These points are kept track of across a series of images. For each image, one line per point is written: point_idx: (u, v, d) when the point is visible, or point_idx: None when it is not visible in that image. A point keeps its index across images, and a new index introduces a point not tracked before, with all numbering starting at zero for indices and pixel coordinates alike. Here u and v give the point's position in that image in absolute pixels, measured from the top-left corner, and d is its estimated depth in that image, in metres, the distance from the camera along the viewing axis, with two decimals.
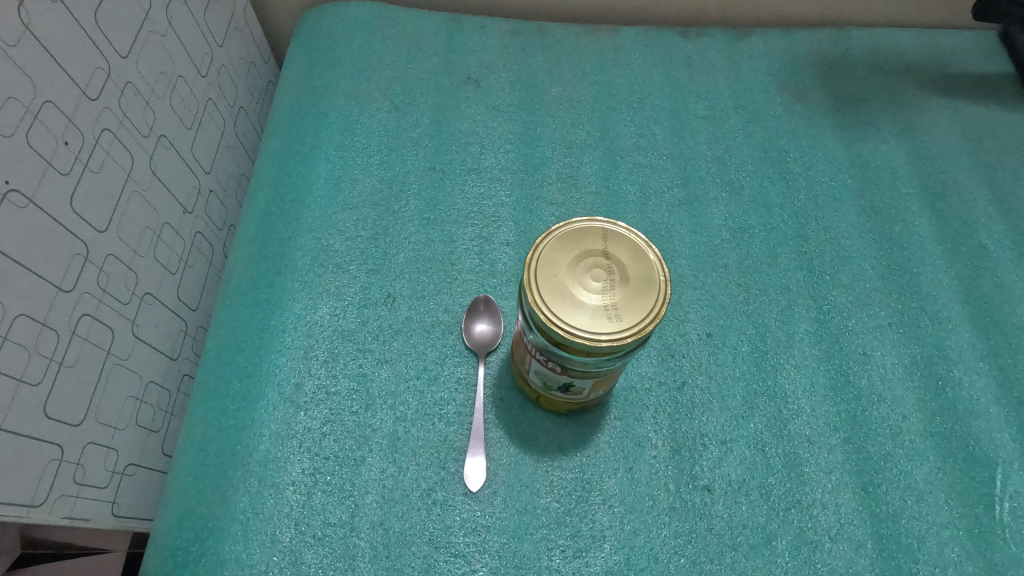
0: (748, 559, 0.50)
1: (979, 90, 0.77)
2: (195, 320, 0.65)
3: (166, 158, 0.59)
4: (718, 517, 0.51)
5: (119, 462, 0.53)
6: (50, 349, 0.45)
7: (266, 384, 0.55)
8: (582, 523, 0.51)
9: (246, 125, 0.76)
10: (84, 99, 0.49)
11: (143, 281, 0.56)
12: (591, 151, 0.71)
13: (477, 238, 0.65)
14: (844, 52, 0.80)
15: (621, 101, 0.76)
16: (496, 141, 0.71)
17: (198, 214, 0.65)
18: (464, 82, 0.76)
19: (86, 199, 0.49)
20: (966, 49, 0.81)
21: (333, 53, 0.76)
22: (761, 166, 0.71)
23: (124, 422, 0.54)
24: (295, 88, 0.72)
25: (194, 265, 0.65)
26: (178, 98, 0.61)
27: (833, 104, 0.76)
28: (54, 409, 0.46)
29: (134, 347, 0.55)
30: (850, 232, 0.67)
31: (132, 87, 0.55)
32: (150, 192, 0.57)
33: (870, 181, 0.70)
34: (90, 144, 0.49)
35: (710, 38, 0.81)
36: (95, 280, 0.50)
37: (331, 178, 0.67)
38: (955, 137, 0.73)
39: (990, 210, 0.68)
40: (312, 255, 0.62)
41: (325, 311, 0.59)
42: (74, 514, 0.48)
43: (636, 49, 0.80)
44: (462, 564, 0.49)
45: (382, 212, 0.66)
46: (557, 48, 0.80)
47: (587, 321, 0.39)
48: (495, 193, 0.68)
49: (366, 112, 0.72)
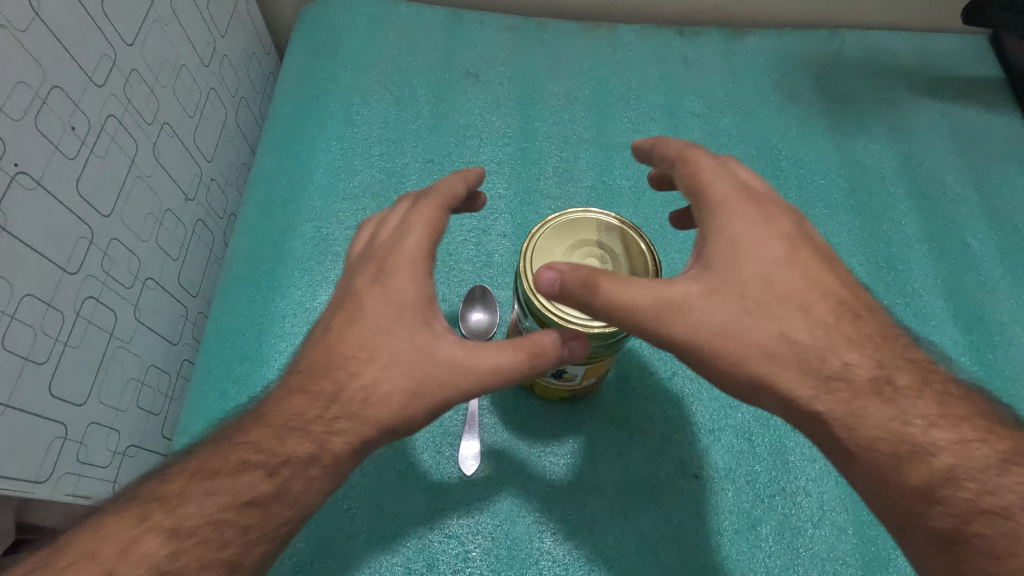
0: (733, 543, 0.51)
1: (971, 92, 0.79)
2: (195, 306, 0.66)
3: (169, 146, 0.60)
4: (705, 502, 0.53)
5: (120, 442, 0.54)
6: (55, 330, 0.46)
7: (266, 369, 0.57)
8: (573, 507, 0.52)
9: (247, 115, 0.77)
10: (91, 86, 0.50)
11: (145, 266, 0.57)
12: (587, 146, 0.73)
13: (474, 229, 0.66)
14: (837, 52, 0.82)
15: (618, 97, 0.77)
16: (494, 135, 0.73)
17: (200, 201, 0.66)
18: (464, 75, 0.77)
19: (92, 183, 0.50)
20: (956, 52, 0.82)
21: (335, 45, 0.77)
22: (754, 163, 0.73)
23: (126, 404, 0.55)
24: (297, 81, 0.73)
25: (195, 252, 0.65)
26: (181, 87, 0.62)
27: (825, 105, 0.78)
28: (59, 388, 0.47)
29: (136, 330, 0.56)
30: (838, 230, 0.69)
31: (137, 74, 0.55)
32: (153, 179, 0.58)
33: (860, 180, 0.72)
34: (96, 130, 0.50)
35: (707, 37, 0.83)
36: (100, 263, 0.51)
37: (331, 168, 0.68)
38: (944, 138, 0.75)
39: (975, 210, 0.70)
40: (312, 244, 0.64)
41: (325, 299, 0.61)
42: (76, 491, 0.50)
43: (633, 46, 0.81)
44: (455, 545, 0.50)
45: (381, 202, 0.67)
46: (556, 43, 0.81)
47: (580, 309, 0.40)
48: (494, 186, 0.69)
49: (365, 104, 0.73)
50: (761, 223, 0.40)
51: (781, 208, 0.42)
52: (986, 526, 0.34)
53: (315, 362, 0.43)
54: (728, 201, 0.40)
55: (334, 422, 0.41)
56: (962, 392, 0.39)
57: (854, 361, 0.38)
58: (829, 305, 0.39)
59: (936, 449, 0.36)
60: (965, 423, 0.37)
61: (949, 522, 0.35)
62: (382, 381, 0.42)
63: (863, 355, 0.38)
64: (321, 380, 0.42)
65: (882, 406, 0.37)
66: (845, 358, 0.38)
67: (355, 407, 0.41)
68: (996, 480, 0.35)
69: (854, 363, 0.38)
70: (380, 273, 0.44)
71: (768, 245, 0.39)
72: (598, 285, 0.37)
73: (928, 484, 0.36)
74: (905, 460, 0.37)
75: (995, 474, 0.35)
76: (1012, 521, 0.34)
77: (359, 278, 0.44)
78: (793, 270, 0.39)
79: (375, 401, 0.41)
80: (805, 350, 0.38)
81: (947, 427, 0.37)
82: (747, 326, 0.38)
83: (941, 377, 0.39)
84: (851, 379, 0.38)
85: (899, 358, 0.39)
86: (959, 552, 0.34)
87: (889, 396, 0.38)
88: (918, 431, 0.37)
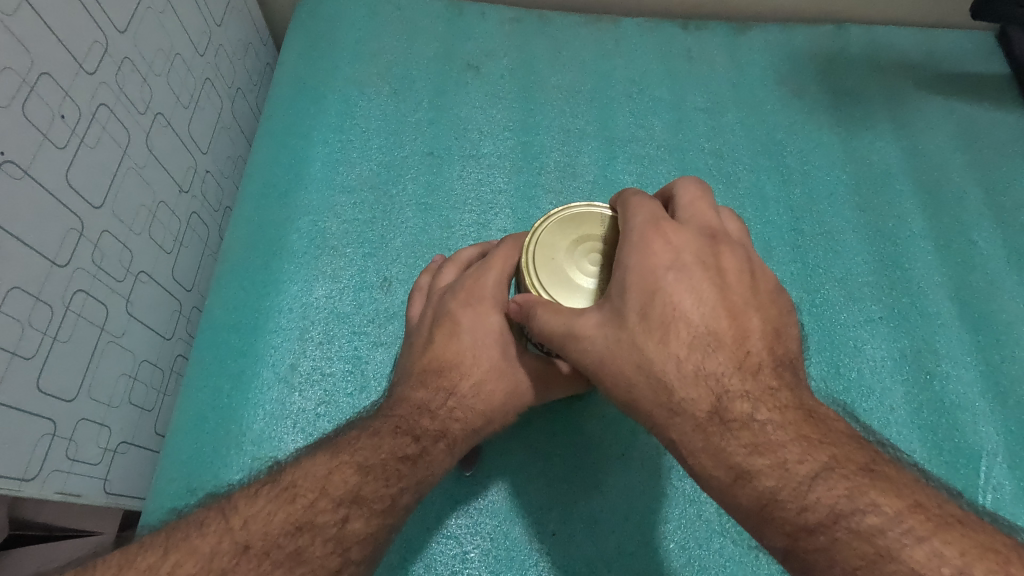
0: (737, 545, 0.50)
1: (979, 89, 0.78)
2: (190, 300, 0.65)
3: (163, 137, 0.59)
4: (708, 503, 0.52)
5: (112, 439, 0.53)
6: (44, 324, 0.45)
7: (262, 364, 0.56)
8: (572, 507, 0.51)
9: (243, 107, 0.75)
10: (81, 73, 0.48)
11: (137, 260, 0.56)
12: (590, 140, 0.72)
13: (475, 223, 0.65)
14: (843, 48, 0.81)
15: (621, 91, 0.76)
16: (495, 127, 0.71)
17: (195, 194, 0.65)
18: (465, 68, 0.75)
19: (83, 174, 0.49)
20: (963, 48, 0.81)
21: (333, 37, 0.75)
22: (758, 159, 0.72)
23: (118, 400, 0.54)
24: (295, 72, 0.72)
25: (190, 246, 0.64)
26: (176, 76, 0.61)
27: (831, 100, 0.76)
28: (48, 384, 0.46)
29: (128, 325, 0.55)
30: (843, 226, 0.68)
31: (129, 63, 0.54)
32: (146, 170, 0.57)
33: (865, 176, 0.71)
34: (87, 119, 0.49)
35: (710, 31, 0.81)
36: (91, 256, 0.50)
37: (329, 160, 0.67)
38: (950, 135, 0.74)
39: (982, 208, 0.69)
40: (309, 238, 0.63)
41: (321, 293, 0.60)
42: (66, 490, 0.48)
43: (636, 39, 0.80)
44: (454, 545, 0.50)
45: (380, 195, 0.66)
46: (558, 36, 0.79)
47: (565, 311, 0.40)
48: (494, 180, 0.68)
49: (364, 96, 0.72)
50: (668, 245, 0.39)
51: (709, 244, 0.40)
52: (810, 545, 0.34)
53: (428, 366, 0.49)
54: (641, 237, 0.39)
55: (453, 411, 0.48)
56: (792, 407, 0.38)
57: (689, 394, 0.38)
58: (694, 334, 0.38)
59: (755, 473, 0.36)
60: (787, 442, 0.36)
61: (783, 540, 0.35)
62: (487, 381, 0.49)
63: (696, 384, 0.38)
64: (438, 377, 0.49)
65: (716, 432, 0.37)
66: (680, 389, 0.38)
67: (468, 400, 0.48)
68: (811, 497, 0.35)
69: (688, 395, 0.38)
70: (472, 292, 0.50)
71: (671, 279, 0.38)
72: (534, 313, 0.41)
73: (758, 504, 0.36)
74: (735, 483, 0.37)
75: (810, 489, 0.35)
76: (829, 536, 0.34)
77: (452, 299, 0.51)
78: (685, 303, 0.38)
79: (481, 397, 0.48)
80: (661, 382, 0.38)
81: (770, 450, 0.36)
82: (634, 353, 0.38)
83: (776, 396, 0.38)
84: (688, 412, 0.38)
85: (730, 378, 0.38)
86: (817, 546, 0.34)
87: (715, 427, 0.37)
88: (740, 457, 0.37)
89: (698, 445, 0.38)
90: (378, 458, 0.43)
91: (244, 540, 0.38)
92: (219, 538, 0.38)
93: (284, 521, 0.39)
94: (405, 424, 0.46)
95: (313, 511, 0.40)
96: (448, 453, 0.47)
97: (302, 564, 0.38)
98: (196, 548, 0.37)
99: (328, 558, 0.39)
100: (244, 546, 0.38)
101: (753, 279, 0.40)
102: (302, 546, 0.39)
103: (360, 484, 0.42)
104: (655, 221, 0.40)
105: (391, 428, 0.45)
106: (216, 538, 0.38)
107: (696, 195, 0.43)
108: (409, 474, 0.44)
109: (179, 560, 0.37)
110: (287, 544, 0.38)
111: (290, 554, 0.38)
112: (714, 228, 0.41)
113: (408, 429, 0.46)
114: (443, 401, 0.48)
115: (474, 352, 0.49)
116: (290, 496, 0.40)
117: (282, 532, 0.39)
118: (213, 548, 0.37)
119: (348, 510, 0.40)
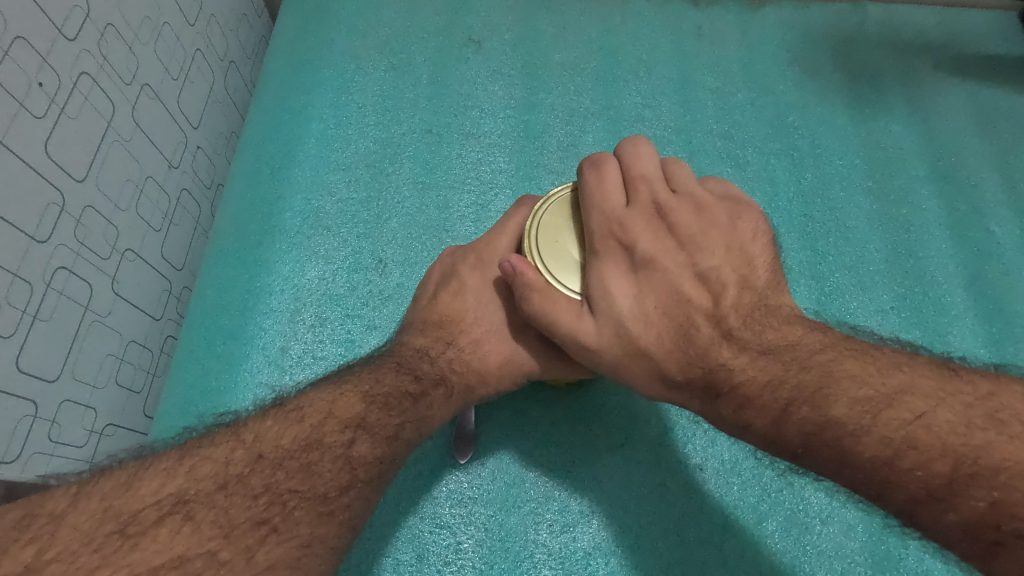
0: (739, 540, 0.49)
1: (1000, 71, 0.75)
2: (180, 280, 0.63)
3: (150, 108, 0.57)
4: (709, 495, 0.50)
5: (97, 421, 0.52)
6: (22, 302, 0.44)
7: (251, 347, 0.55)
8: (571, 498, 0.50)
9: (236, 81, 0.73)
10: (60, 39, 0.46)
11: (124, 237, 0.54)
12: (594, 119, 0.69)
13: (473, 205, 0.63)
14: (859, 27, 0.78)
15: (627, 68, 0.73)
16: (495, 106, 0.69)
17: (185, 169, 0.63)
18: (465, 43, 0.73)
19: (63, 145, 0.46)
20: (985, 29, 0.78)
21: (330, 11, 0.73)
22: (768, 142, 0.69)
23: (103, 381, 0.52)
24: (289, 47, 0.70)
25: (180, 224, 0.62)
26: (164, 46, 0.58)
27: (846, 81, 0.73)
28: (27, 363, 0.44)
29: (114, 304, 0.53)
30: (855, 212, 0.65)
31: (114, 29, 0.52)
32: (133, 143, 0.54)
33: (880, 161, 0.68)
34: (67, 89, 0.47)
35: (722, 8, 0.78)
36: (72, 232, 0.48)
37: (322, 137, 0.65)
38: (968, 119, 0.71)
39: (1000, 195, 0.66)
40: (302, 217, 0.61)
41: (314, 274, 0.58)
42: (49, 473, 0.47)
43: (645, 15, 0.77)
44: (447, 536, 0.48)
45: (375, 173, 0.64)
46: (563, 11, 0.76)
47: None
48: (494, 159, 0.65)
49: (360, 70, 0.70)
50: (625, 251, 0.41)
51: (660, 222, 0.42)
52: None
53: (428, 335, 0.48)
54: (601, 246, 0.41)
55: (452, 363, 0.46)
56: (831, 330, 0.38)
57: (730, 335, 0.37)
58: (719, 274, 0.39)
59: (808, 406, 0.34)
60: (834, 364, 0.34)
61: None
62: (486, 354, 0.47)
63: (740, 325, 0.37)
64: (439, 330, 0.48)
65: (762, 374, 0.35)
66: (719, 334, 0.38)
67: (468, 356, 0.47)
68: None
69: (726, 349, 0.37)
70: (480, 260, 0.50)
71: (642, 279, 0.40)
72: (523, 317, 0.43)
73: None
74: None
75: None
76: None
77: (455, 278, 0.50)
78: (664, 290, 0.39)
79: (479, 357, 0.47)
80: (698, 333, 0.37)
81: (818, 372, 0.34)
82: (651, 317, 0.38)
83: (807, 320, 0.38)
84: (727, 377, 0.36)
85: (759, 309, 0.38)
86: None
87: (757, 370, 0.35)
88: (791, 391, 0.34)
89: (752, 393, 0.35)
90: (382, 390, 0.41)
91: (258, 449, 0.35)
92: (232, 448, 0.35)
93: (295, 437, 0.36)
94: (406, 364, 0.45)
95: (321, 431, 0.37)
96: (448, 400, 0.44)
97: (314, 476, 0.35)
98: (210, 455, 0.34)
99: (339, 474, 0.35)
100: (257, 456, 0.34)
101: (705, 233, 0.42)
102: (313, 460, 0.35)
103: (366, 410, 0.39)
104: (607, 226, 0.42)
105: (393, 365, 0.44)
106: (229, 448, 0.35)
107: (636, 162, 0.45)
108: (412, 409, 0.41)
109: (195, 463, 0.33)
110: (299, 457, 0.35)
111: (302, 467, 0.35)
112: (660, 197, 0.43)
113: (409, 368, 0.44)
114: (441, 350, 0.47)
115: (476, 313, 0.48)
116: (298, 416, 0.37)
117: (293, 447, 0.35)
118: (226, 457, 0.34)
119: (357, 432, 0.38)
